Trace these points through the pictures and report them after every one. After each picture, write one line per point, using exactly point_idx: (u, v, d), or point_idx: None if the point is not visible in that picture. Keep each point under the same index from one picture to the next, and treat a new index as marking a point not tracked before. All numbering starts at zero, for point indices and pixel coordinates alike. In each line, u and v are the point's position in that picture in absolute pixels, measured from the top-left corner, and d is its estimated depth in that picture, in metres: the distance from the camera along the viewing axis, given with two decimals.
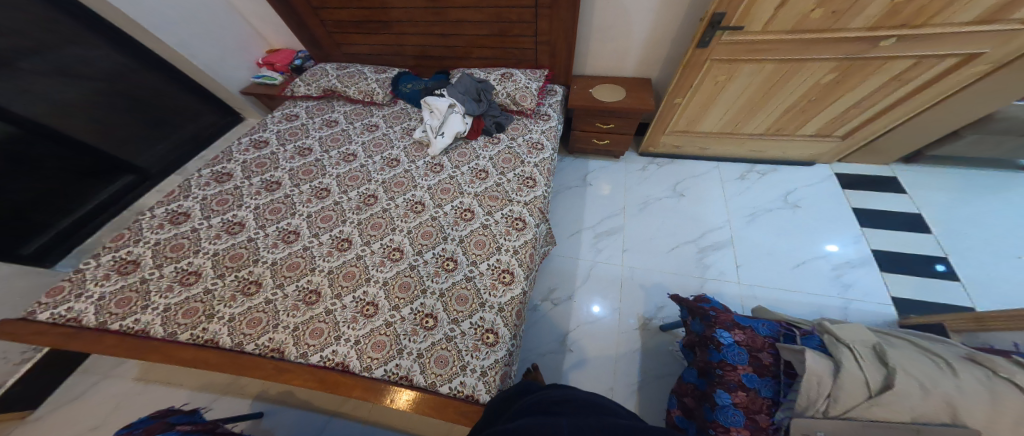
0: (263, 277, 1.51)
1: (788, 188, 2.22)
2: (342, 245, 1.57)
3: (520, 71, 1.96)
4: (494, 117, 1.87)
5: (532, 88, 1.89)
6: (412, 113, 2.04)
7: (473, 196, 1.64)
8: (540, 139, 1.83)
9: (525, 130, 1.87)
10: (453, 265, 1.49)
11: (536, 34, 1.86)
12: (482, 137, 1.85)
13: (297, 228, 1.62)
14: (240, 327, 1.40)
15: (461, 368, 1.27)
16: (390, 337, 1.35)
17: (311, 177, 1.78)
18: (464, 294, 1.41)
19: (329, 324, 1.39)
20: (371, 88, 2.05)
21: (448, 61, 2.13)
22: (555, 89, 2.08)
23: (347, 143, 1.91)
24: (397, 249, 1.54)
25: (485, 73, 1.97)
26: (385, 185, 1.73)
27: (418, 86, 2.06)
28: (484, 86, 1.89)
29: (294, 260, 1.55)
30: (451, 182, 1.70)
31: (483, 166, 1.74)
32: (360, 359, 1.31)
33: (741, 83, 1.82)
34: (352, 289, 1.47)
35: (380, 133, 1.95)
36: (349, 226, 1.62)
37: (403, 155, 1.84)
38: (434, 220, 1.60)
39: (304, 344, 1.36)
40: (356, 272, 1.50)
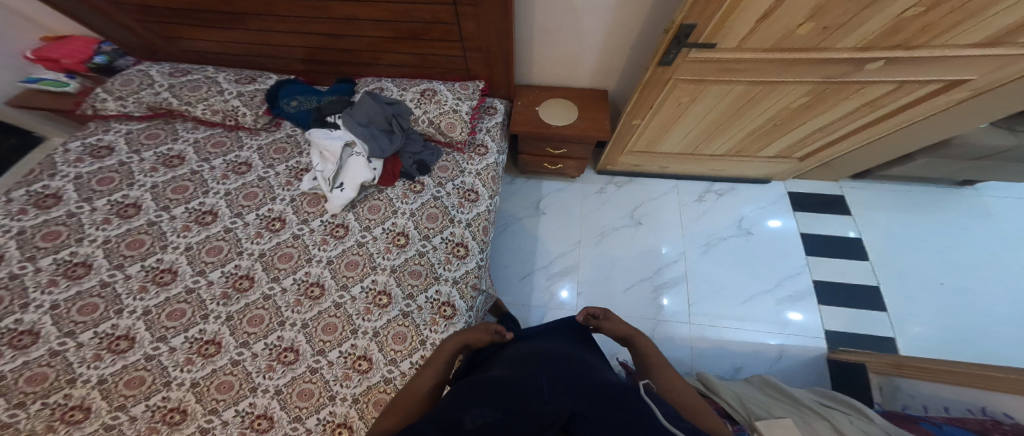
0: (89, 401, 0.91)
1: (744, 212, 2.09)
2: (202, 350, 1.00)
3: (446, 85, 1.48)
4: (413, 155, 1.38)
5: (464, 115, 1.44)
6: (295, 139, 1.44)
7: (397, 270, 1.19)
8: (474, 185, 1.39)
9: (457, 169, 1.41)
10: (367, 364, 1.04)
11: (462, 38, 1.40)
12: (401, 183, 1.35)
13: (133, 333, 0.99)
14: None
15: None
16: None
17: (144, 252, 1.10)
18: (384, 402, 0.98)
19: None
20: (230, 107, 1.39)
21: (347, 67, 1.59)
22: (496, 106, 1.63)
23: (200, 196, 1.23)
24: (289, 348, 1.03)
25: (400, 89, 1.48)
26: (265, 260, 1.14)
27: (308, 102, 1.46)
28: (395, 113, 1.39)
29: (132, 375, 0.95)
30: (359, 253, 1.20)
31: (402, 227, 1.26)
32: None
33: (703, 105, 1.54)
34: (232, 401, 0.95)
35: (255, 176, 1.31)
36: (210, 326, 1.03)
37: (289, 211, 1.24)
38: (327, 308, 1.10)
39: None
40: (235, 382, 0.97)
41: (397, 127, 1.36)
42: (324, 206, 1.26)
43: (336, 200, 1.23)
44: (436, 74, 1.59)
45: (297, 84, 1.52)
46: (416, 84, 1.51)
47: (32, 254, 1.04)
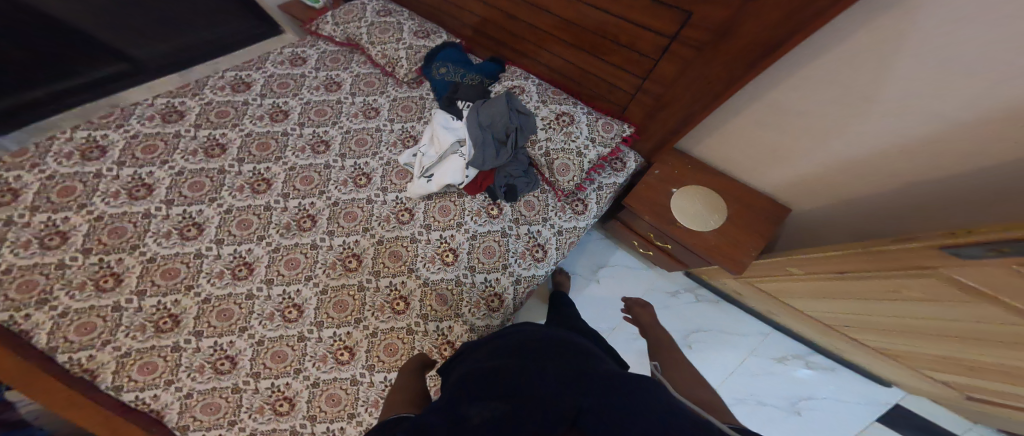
0: (129, 272, 0.98)
1: (842, 415, 1.34)
2: (242, 269, 1.00)
3: (588, 120, 1.28)
4: (509, 176, 1.23)
5: (584, 164, 1.24)
6: (422, 104, 1.40)
7: (427, 289, 1.06)
8: (545, 242, 1.20)
9: (542, 216, 1.23)
10: (349, 356, 0.89)
11: (643, 74, 1.14)
12: (482, 198, 1.23)
13: (202, 223, 1.06)
14: (64, 327, 0.90)
15: None
16: (229, 405, 0.87)
17: (264, 156, 1.23)
18: (336, 398, 0.88)
19: (168, 361, 0.89)
20: (395, 55, 1.44)
21: (512, 53, 1.49)
22: (630, 163, 1.34)
23: (329, 124, 1.32)
24: (295, 305, 0.94)
25: (541, 102, 1.33)
26: (335, 209, 1.15)
27: (453, 74, 1.40)
28: (520, 127, 1.24)
29: (172, 267, 1.00)
30: (402, 245, 1.12)
31: (455, 243, 1.15)
32: (178, 424, 0.85)
33: (882, 303, 0.93)
34: (220, 331, 0.93)
35: (375, 124, 1.33)
36: (233, 244, 1.04)
37: (379, 172, 1.23)
38: (346, 283, 1.03)
39: (126, 376, 0.87)
40: (233, 314, 0.95)
41: (512, 144, 1.21)
42: (405, 182, 1.22)
43: (417, 187, 1.17)
44: (590, 98, 1.39)
45: (457, 51, 1.45)
46: (564, 102, 1.33)
47: (200, 123, 1.26)
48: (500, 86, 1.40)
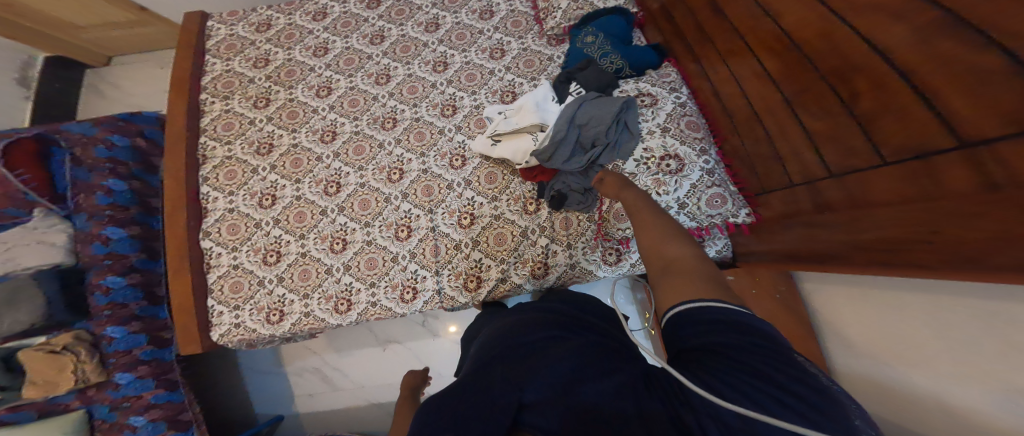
0: (275, 99, 1.12)
1: None
2: (327, 136, 1.11)
3: (692, 179, 1.01)
4: (566, 184, 1.10)
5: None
6: (545, 62, 1.21)
7: (431, 235, 1.11)
8: (554, 263, 1.13)
9: (569, 242, 1.13)
10: (342, 248, 1.05)
11: (829, 170, 0.71)
12: (532, 187, 1.16)
13: (333, 89, 1.14)
14: (217, 123, 1.09)
15: (245, 300, 0.99)
16: (245, 221, 1.03)
17: (409, 56, 1.19)
18: (303, 273, 1.02)
19: (245, 172, 1.06)
20: (556, 3, 1.21)
21: (696, 55, 1.14)
22: (707, 252, 1.04)
23: (467, 49, 1.21)
24: (337, 183, 1.09)
25: (659, 127, 1.07)
26: (410, 128, 1.14)
27: (600, 48, 1.16)
28: (613, 144, 1.06)
29: (289, 109, 1.11)
30: (438, 184, 1.13)
31: (479, 213, 1.14)
32: (208, 227, 1.02)
33: None
34: (295, 174, 1.07)
35: (493, 67, 1.19)
36: (336, 114, 1.12)
37: (464, 114, 1.16)
38: (381, 187, 1.10)
39: (218, 181, 1.04)
40: (300, 162, 1.08)
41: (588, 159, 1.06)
42: (478, 128, 1.16)
43: (479, 146, 1.11)
44: (736, 155, 1.02)
45: (618, 22, 1.21)
46: (686, 142, 1.06)
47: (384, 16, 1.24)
48: (632, 86, 1.15)
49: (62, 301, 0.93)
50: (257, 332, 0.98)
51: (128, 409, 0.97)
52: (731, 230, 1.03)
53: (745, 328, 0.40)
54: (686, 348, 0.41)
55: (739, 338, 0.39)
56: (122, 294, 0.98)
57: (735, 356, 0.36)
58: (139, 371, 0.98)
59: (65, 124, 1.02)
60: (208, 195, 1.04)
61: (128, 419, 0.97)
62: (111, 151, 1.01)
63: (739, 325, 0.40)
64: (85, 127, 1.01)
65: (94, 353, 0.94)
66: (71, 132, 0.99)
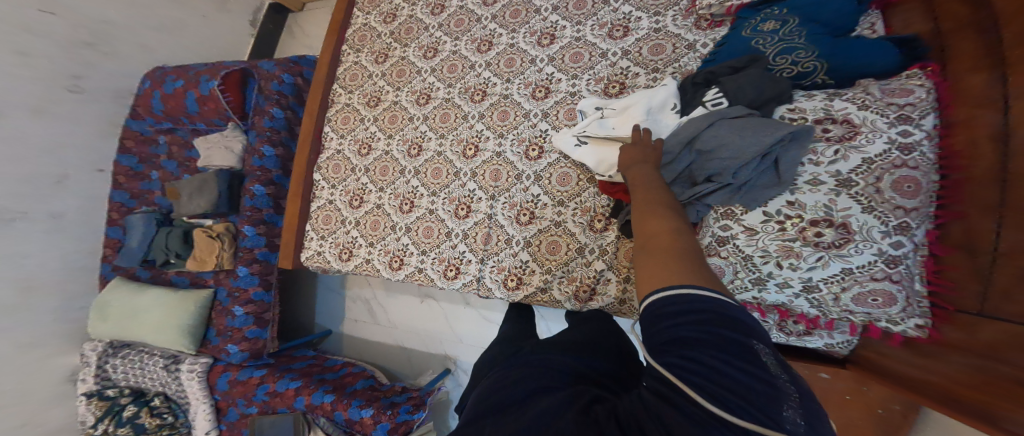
0: (391, 55, 1.18)
1: None
2: (422, 98, 1.15)
3: (852, 264, 0.62)
4: None
5: (739, 292, 0.74)
6: (681, 50, 0.90)
7: (486, 221, 1.09)
8: (600, 299, 0.96)
9: (629, 276, 0.93)
10: (408, 210, 1.18)
11: None
12: (609, 201, 0.97)
13: (437, 51, 1.13)
14: (346, 73, 1.23)
15: (331, 234, 1.25)
16: (343, 162, 1.24)
17: (516, 24, 1.06)
18: (373, 221, 1.21)
19: (357, 120, 1.22)
20: None
21: (1006, 19, 0.55)
22: (807, 341, 0.79)
23: (583, 21, 0.99)
24: (420, 146, 1.16)
25: (835, 178, 0.63)
26: (494, 106, 1.08)
27: (790, 34, 0.75)
28: (739, 185, 0.69)
29: (398, 68, 1.17)
30: (507, 171, 1.07)
31: (540, 212, 1.03)
32: (322, 164, 1.27)
33: None
34: (394, 133, 1.19)
35: (606, 49, 0.96)
36: (434, 78, 1.14)
37: (556, 102, 1.01)
38: (453, 159, 1.13)
39: (339, 125, 1.24)
40: (396, 120, 1.19)
41: (690, 195, 0.74)
42: (569, 120, 1.00)
43: (561, 142, 0.95)
44: (966, 240, 0.57)
45: None
46: (875, 209, 0.60)
47: None
48: (818, 98, 0.69)
49: (226, 197, 1.31)
50: (330, 262, 1.23)
51: (236, 299, 1.30)
52: (870, 334, 0.72)
53: (707, 312, 0.32)
54: (656, 345, 0.33)
55: (701, 329, 0.31)
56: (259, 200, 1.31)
57: (692, 358, 0.29)
58: (253, 267, 1.32)
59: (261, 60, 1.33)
60: (327, 135, 1.26)
61: (233, 307, 1.30)
62: (282, 86, 1.28)
63: (697, 310, 0.32)
64: (270, 66, 1.29)
65: (232, 242, 1.32)
66: (263, 69, 1.28)
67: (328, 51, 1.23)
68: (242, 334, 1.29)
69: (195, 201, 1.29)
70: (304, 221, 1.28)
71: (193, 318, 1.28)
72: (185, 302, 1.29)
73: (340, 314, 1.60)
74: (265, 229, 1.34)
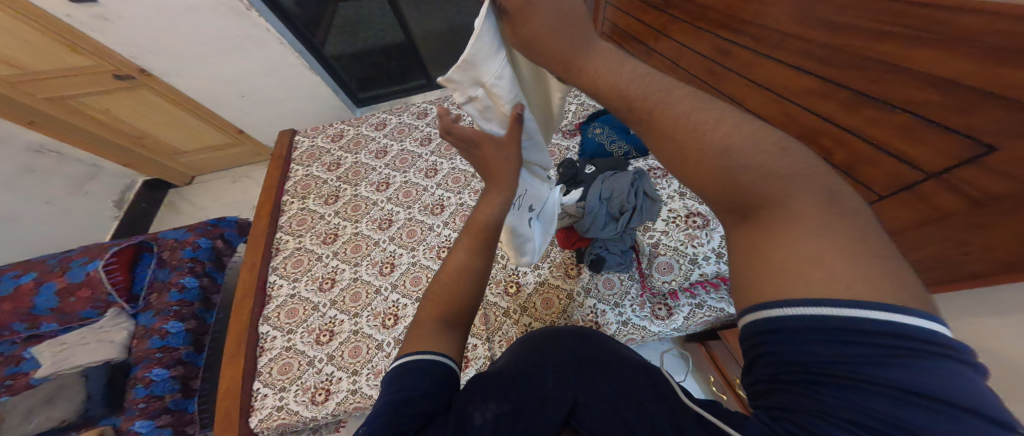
0: (343, 197, 1.42)
1: None
2: (384, 224, 1.33)
3: (720, 232, 1.15)
4: (602, 248, 1.25)
5: (691, 273, 1.19)
6: (565, 150, 1.54)
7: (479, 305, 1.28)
8: (607, 321, 1.20)
9: (615, 301, 1.24)
10: (393, 323, 1.13)
11: None
12: (571, 255, 1.34)
13: (388, 183, 1.42)
14: (292, 222, 1.39)
15: (294, 381, 1.07)
16: (303, 304, 1.20)
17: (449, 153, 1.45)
18: (354, 350, 1.09)
19: (310, 256, 1.30)
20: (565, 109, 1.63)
21: None
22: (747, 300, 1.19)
23: None
24: (392, 262, 1.24)
25: (677, 193, 1.26)
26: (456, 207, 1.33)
27: (603, 136, 1.43)
28: (639, 208, 1.18)
29: (354, 204, 1.40)
30: None
31: (523, 279, 1.31)
32: (272, 312, 1.20)
33: None
34: (359, 256, 1.28)
35: None
36: (392, 205, 1.36)
37: None
38: (431, 264, 1.22)
39: (288, 267, 1.29)
40: (360, 245, 1.29)
41: (622, 225, 1.19)
42: None
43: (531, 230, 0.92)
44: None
45: (613, 118, 1.48)
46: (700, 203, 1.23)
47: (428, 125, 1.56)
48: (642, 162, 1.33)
49: (101, 396, 1.19)
50: (299, 414, 1.02)
51: None
52: None
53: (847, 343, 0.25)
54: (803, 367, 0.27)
55: (871, 361, 0.25)
56: (161, 385, 1.22)
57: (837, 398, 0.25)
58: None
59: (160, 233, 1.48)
60: (274, 282, 1.26)
61: None
62: (195, 252, 1.43)
63: (844, 333, 0.25)
64: (180, 233, 1.47)
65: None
66: (168, 237, 1.45)
67: (264, 215, 1.39)
68: None
69: (44, 415, 1.15)
70: (251, 379, 1.09)
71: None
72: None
73: None
74: (168, 420, 1.21)
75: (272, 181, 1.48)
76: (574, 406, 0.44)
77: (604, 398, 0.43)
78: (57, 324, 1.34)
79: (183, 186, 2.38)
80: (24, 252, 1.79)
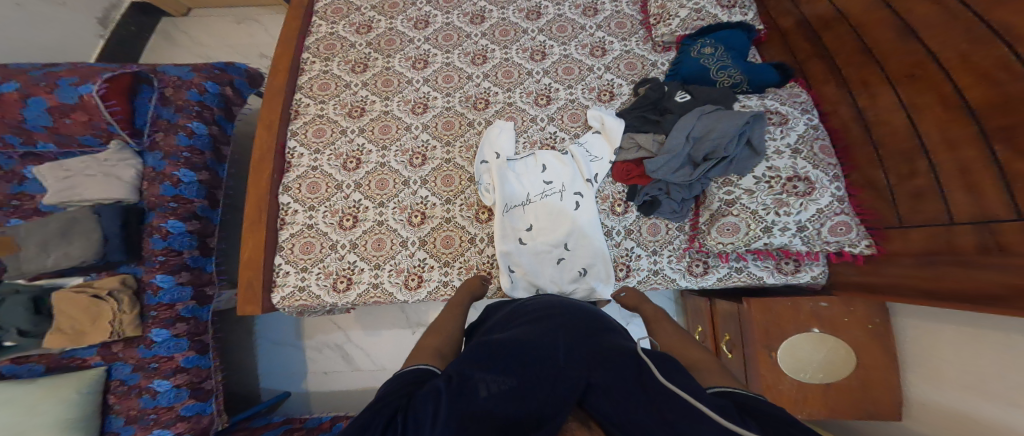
0: (375, 72, 1.42)
1: None
2: (418, 108, 1.36)
3: (822, 206, 0.92)
4: (661, 190, 1.11)
5: (756, 240, 0.98)
6: (647, 67, 1.27)
7: (503, 217, 1.18)
8: (639, 265, 1.13)
9: (654, 248, 1.13)
10: (420, 222, 1.25)
11: (1018, 211, 0.64)
12: (624, 189, 1.18)
13: (430, 64, 1.40)
14: (312, 86, 1.41)
15: (316, 262, 1.22)
16: (325, 179, 1.30)
17: (508, 50, 1.37)
18: (378, 239, 1.23)
19: (335, 128, 1.36)
20: (672, 11, 1.22)
21: (840, 55, 1.01)
22: (799, 277, 1.02)
23: (569, 49, 1.32)
24: (423, 155, 1.31)
25: (789, 148, 0.97)
26: (500, 113, 1.31)
27: (707, 58, 1.14)
28: (731, 159, 1.00)
29: (384, 78, 1.41)
30: (523, 169, 1.23)
31: (561, 203, 1.18)
32: (289, 183, 1.30)
33: None
34: (393, 139, 1.34)
35: (593, 64, 1.29)
36: (430, 88, 1.38)
37: (561, 110, 1.27)
38: (465, 165, 1.29)
39: (307, 138, 1.35)
40: (388, 128, 1.35)
41: (699, 174, 1.04)
42: (574, 125, 1.25)
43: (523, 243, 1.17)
44: (869, 185, 0.92)
45: (738, 38, 1.19)
46: (819, 165, 0.95)
47: (480, 21, 1.42)
48: (757, 102, 1.06)
49: (120, 243, 1.17)
50: (321, 296, 1.20)
51: (156, 370, 1.18)
52: (838, 260, 0.98)
53: None
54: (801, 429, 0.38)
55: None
56: (178, 239, 1.23)
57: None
58: (177, 328, 1.21)
59: (159, 67, 1.30)
60: (293, 150, 1.33)
61: (153, 382, 1.17)
62: (202, 96, 1.30)
63: None
64: (185, 72, 1.28)
65: (135, 300, 1.18)
66: (170, 74, 1.27)
67: (279, 81, 1.36)
68: (174, 413, 1.18)
69: (61, 251, 1.13)
70: (273, 252, 1.22)
71: (97, 388, 1.15)
72: (63, 389, 1.10)
73: (309, 347, 1.63)
74: (190, 278, 1.27)
75: (287, 48, 1.40)
76: (586, 390, 0.52)
77: (613, 387, 0.50)
78: (55, 146, 1.25)
79: (178, 18, 2.06)
80: (9, 59, 1.59)
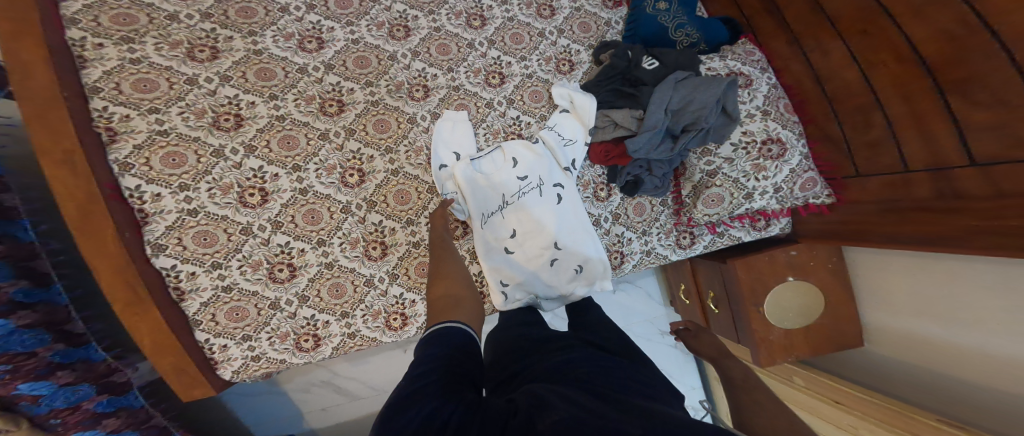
0: (237, 58, 0.95)
1: None
2: (331, 107, 1.00)
3: (793, 167, 0.95)
4: (642, 170, 1.04)
5: (738, 208, 1.00)
6: (602, 27, 1.14)
7: (481, 229, 1.02)
8: (630, 248, 1.10)
9: (643, 229, 1.11)
10: (381, 254, 1.01)
11: (973, 158, 0.69)
12: (603, 172, 1.10)
13: (328, 40, 1.01)
14: (119, 81, 0.84)
15: (260, 329, 0.93)
16: (221, 228, 0.90)
17: (434, 15, 1.07)
18: (336, 285, 0.98)
19: (205, 151, 0.90)
20: None
21: (786, 8, 1.00)
22: (770, 230, 1.10)
23: (510, 9, 1.10)
24: (360, 169, 1.01)
25: (760, 111, 0.96)
26: (446, 100, 1.06)
27: (666, 15, 1.05)
28: (709, 129, 0.94)
29: (259, 66, 0.96)
30: (490, 167, 1.04)
31: (541, 199, 1.03)
32: (156, 241, 0.85)
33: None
34: (306, 156, 0.97)
35: (543, 27, 1.11)
36: (339, 77, 1.01)
37: (519, 88, 1.09)
38: (418, 175, 1.05)
39: (157, 172, 0.86)
40: (297, 141, 0.97)
41: (678, 148, 0.98)
42: (537, 107, 1.09)
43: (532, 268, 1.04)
44: (825, 138, 0.98)
45: None
46: (787, 125, 0.96)
47: None
48: (720, 63, 1.00)
49: None
50: (288, 361, 0.95)
51: None
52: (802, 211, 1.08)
53: None
54: None
55: None
56: (12, 339, 0.71)
57: None
58: (107, 427, 0.88)
59: None
60: (138, 191, 0.84)
61: None
62: None
63: None
64: None
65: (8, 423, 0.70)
66: None
67: (46, 82, 0.74)
68: None
69: None
70: (189, 331, 0.88)
71: None
72: None
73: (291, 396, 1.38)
74: None
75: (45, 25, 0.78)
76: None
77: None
78: None
79: None
80: None
